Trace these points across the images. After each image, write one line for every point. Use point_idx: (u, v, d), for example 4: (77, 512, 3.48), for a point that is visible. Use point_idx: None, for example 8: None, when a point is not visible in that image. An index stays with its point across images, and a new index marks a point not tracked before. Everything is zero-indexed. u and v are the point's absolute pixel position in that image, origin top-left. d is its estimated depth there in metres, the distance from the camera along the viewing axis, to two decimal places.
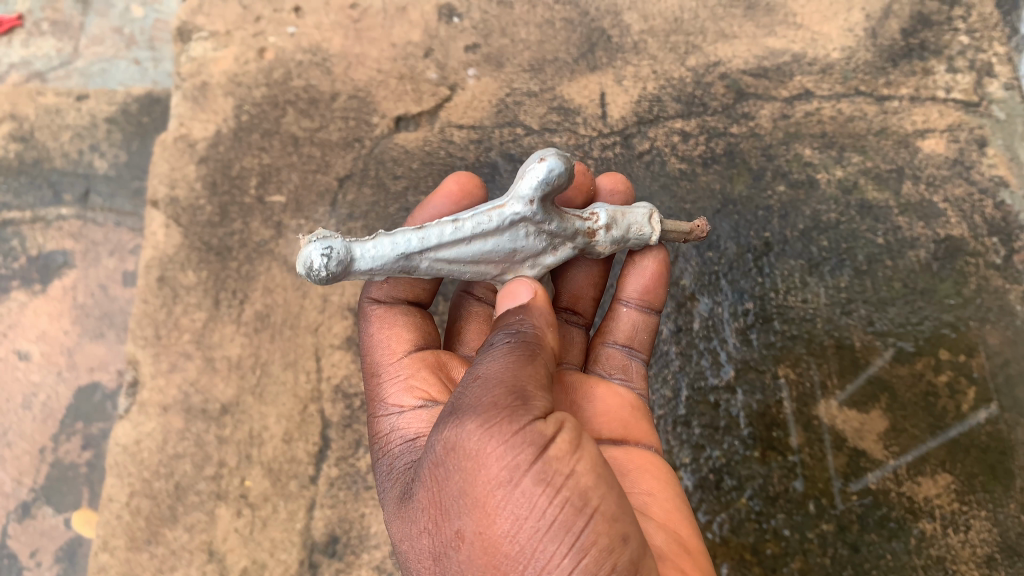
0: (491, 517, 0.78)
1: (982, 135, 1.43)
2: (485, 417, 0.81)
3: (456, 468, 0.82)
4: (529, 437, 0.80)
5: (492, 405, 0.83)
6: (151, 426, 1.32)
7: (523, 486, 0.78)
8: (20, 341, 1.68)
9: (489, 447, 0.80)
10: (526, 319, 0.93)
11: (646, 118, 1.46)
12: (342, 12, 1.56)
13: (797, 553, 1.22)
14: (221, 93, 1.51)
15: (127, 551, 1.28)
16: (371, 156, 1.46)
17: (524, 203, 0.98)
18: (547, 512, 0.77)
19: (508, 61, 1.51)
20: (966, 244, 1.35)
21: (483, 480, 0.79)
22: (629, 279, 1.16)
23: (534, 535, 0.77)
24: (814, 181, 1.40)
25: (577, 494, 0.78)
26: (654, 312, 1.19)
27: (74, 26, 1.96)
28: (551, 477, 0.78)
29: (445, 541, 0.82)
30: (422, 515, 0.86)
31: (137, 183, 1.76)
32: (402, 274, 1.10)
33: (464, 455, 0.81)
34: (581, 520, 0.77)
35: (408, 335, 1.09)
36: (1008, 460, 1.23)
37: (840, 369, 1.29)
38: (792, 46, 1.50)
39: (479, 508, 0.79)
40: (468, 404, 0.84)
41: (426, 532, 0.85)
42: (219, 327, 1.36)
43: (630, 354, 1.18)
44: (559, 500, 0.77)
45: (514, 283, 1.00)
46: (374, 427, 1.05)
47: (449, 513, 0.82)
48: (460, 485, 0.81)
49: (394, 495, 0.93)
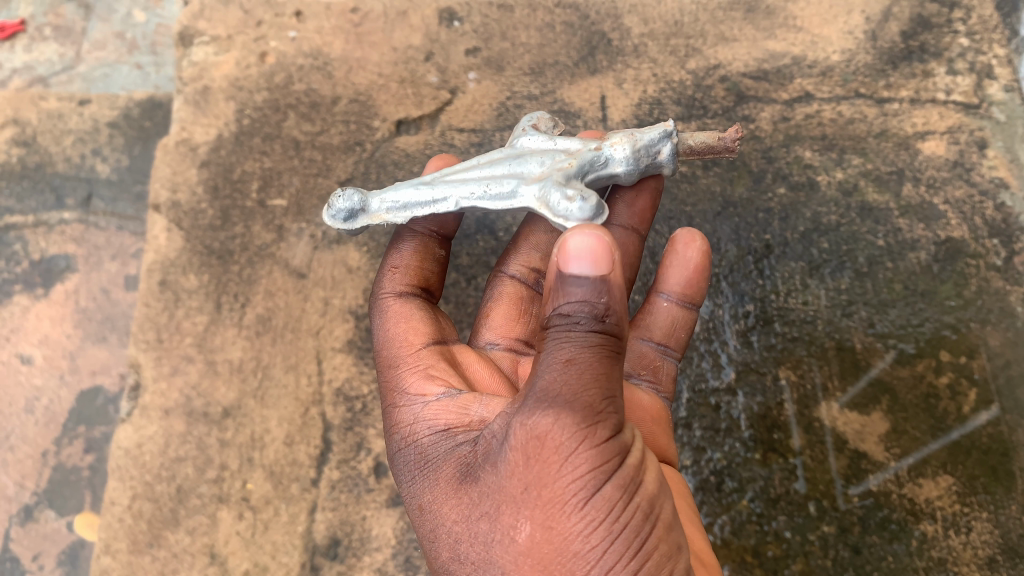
0: (567, 516, 0.79)
1: (982, 137, 1.43)
2: (578, 416, 0.78)
3: (535, 461, 0.80)
4: (615, 442, 0.80)
5: (585, 403, 0.79)
6: (152, 429, 1.33)
7: (603, 490, 0.79)
8: (22, 345, 1.68)
9: (579, 447, 0.78)
10: (612, 302, 0.80)
11: (646, 121, 1.46)
12: (343, 16, 1.56)
13: (799, 555, 1.22)
14: (223, 97, 1.52)
15: (128, 554, 1.28)
16: (372, 160, 1.46)
17: (521, 137, 1.12)
18: (621, 518, 0.79)
19: (508, 64, 1.51)
20: (967, 246, 1.35)
21: (565, 478, 0.78)
22: (671, 272, 1.16)
23: (606, 538, 0.79)
24: (815, 183, 1.40)
25: (647, 503, 0.81)
26: (694, 308, 1.17)
27: (76, 31, 1.96)
28: (628, 483, 0.80)
29: (509, 531, 0.81)
30: (486, 500, 0.84)
31: (138, 188, 1.78)
32: (418, 272, 1.14)
33: (550, 448, 0.79)
34: (648, 527, 0.80)
35: (424, 328, 1.11)
36: (1009, 461, 1.23)
37: (841, 371, 1.29)
38: (792, 49, 1.51)
39: (555, 505, 0.79)
40: (559, 396, 0.79)
41: (486, 518, 0.84)
42: (220, 331, 1.36)
43: (664, 353, 1.17)
44: (631, 507, 0.80)
45: (585, 234, 0.80)
46: (395, 416, 1.04)
47: (518, 505, 0.81)
48: (536, 477, 0.80)
49: (447, 475, 0.91)
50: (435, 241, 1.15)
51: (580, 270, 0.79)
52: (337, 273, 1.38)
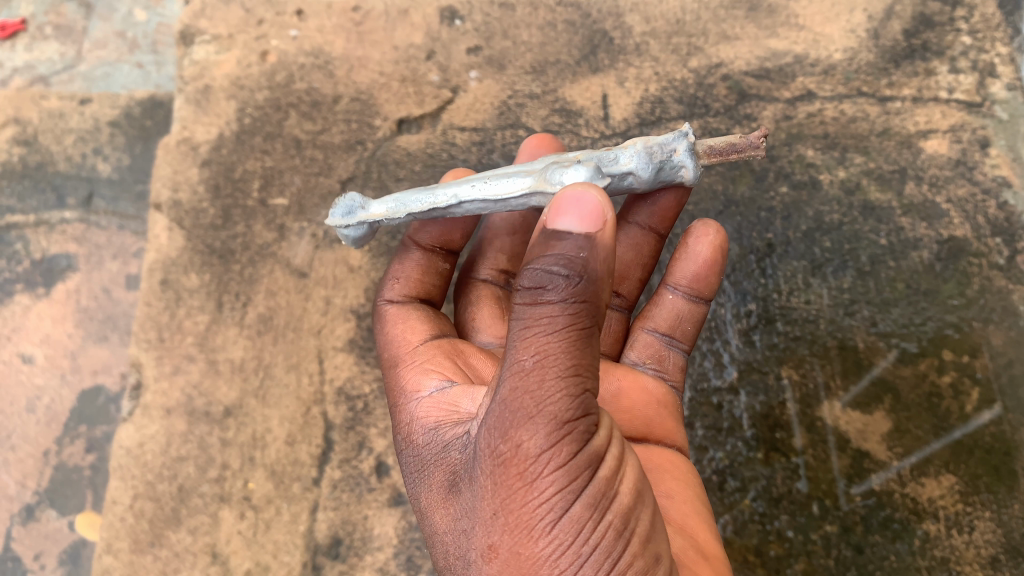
0: (535, 538, 0.78)
1: (985, 135, 1.43)
2: (541, 433, 0.76)
3: (501, 483, 0.78)
4: (584, 457, 0.77)
5: (548, 417, 0.76)
6: (154, 429, 1.32)
7: (573, 510, 0.77)
8: (23, 344, 1.68)
9: (545, 467, 0.76)
10: (588, 261, 0.78)
11: (648, 120, 1.46)
12: (345, 15, 1.56)
13: (801, 555, 1.22)
14: (224, 96, 1.51)
15: (130, 553, 1.28)
16: (373, 159, 1.46)
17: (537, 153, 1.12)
18: (591, 539, 0.77)
19: (510, 63, 1.51)
20: (969, 245, 1.34)
21: (532, 500, 0.77)
22: (679, 265, 1.15)
23: (576, 558, 0.77)
24: (817, 182, 1.40)
25: (620, 520, 0.79)
26: (703, 301, 1.17)
27: (77, 30, 1.96)
28: (599, 502, 0.78)
29: (482, 550, 0.81)
30: (465, 516, 0.84)
31: (139, 187, 1.78)
32: (418, 282, 1.16)
33: (515, 469, 0.77)
34: (622, 545, 0.78)
35: (423, 327, 1.12)
36: (1013, 460, 1.23)
37: (843, 370, 1.28)
38: (794, 47, 1.50)
39: (523, 526, 0.78)
40: (521, 410, 0.77)
41: (465, 534, 0.84)
42: (221, 330, 1.36)
43: (670, 344, 1.18)
44: (602, 527, 0.78)
45: (579, 193, 0.81)
46: (396, 414, 1.04)
47: (489, 526, 0.80)
48: (505, 498, 0.78)
49: (434, 482, 0.91)
50: (440, 255, 1.17)
51: (569, 222, 0.79)
52: (338, 272, 1.38)
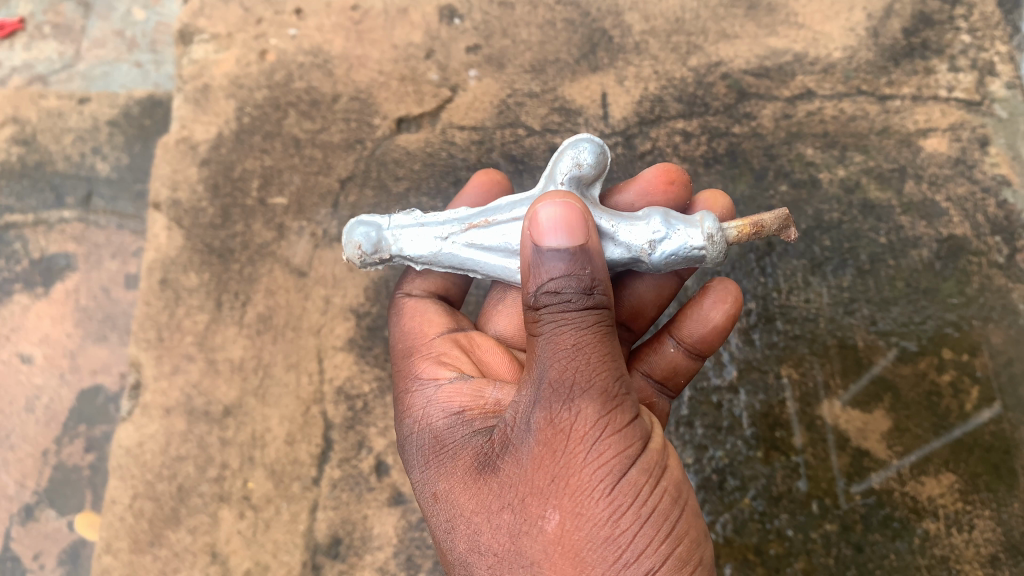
0: (595, 501, 0.80)
1: (984, 134, 1.43)
2: (597, 401, 0.81)
3: (559, 449, 0.81)
4: (635, 427, 0.83)
5: (600, 388, 0.81)
6: (153, 428, 1.32)
7: (630, 474, 0.81)
8: (22, 344, 1.68)
9: (602, 433, 0.81)
10: (595, 271, 0.82)
11: (647, 119, 1.46)
12: (344, 14, 1.56)
13: (801, 553, 1.22)
14: (223, 95, 1.51)
15: (130, 553, 1.28)
16: (373, 158, 1.46)
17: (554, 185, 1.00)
18: (649, 502, 0.81)
19: (509, 62, 1.51)
20: (969, 243, 1.34)
21: (592, 465, 0.80)
22: (687, 322, 1.09)
23: (636, 522, 0.80)
24: (817, 180, 1.40)
25: (672, 486, 0.84)
26: (700, 360, 1.12)
27: (75, 29, 1.96)
28: (652, 468, 0.83)
29: (536, 521, 0.81)
30: (509, 492, 0.84)
31: (138, 186, 1.77)
32: (438, 282, 1.15)
33: (574, 436, 0.81)
34: (676, 509, 0.83)
35: (438, 319, 1.11)
36: (1012, 459, 1.23)
37: (843, 369, 1.28)
38: (794, 46, 1.50)
39: (583, 491, 0.80)
40: (574, 382, 0.81)
41: (510, 509, 0.83)
42: (221, 329, 1.36)
43: (659, 392, 1.13)
44: (658, 491, 0.82)
45: (561, 207, 0.82)
46: (406, 403, 1.03)
47: (545, 494, 0.81)
48: (564, 466, 0.81)
49: (462, 465, 0.90)
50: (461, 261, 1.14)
51: (558, 240, 0.81)
52: (338, 271, 1.38)
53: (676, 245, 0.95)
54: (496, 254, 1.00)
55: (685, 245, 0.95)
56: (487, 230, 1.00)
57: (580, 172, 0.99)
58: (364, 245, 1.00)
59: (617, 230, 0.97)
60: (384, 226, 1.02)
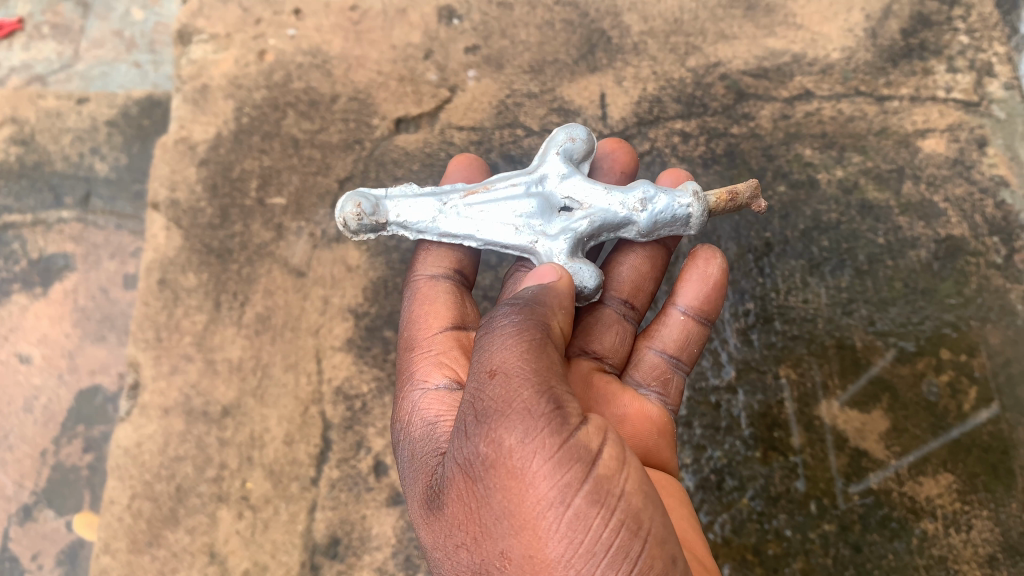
0: (544, 540, 0.77)
1: (982, 134, 1.43)
2: (525, 433, 0.78)
3: (497, 489, 0.79)
4: (577, 455, 0.78)
5: (527, 418, 0.79)
6: (151, 428, 1.32)
7: (575, 508, 0.77)
8: (20, 344, 1.68)
9: (537, 465, 0.77)
10: None
11: (646, 119, 1.46)
12: (343, 14, 1.56)
13: (799, 554, 1.22)
14: (222, 96, 1.51)
15: (128, 553, 1.28)
16: (371, 158, 1.46)
17: (551, 160, 1.07)
18: (603, 536, 0.77)
19: (508, 62, 1.51)
20: (967, 244, 1.35)
21: (531, 500, 0.77)
22: (688, 286, 1.12)
23: (589, 558, 0.76)
24: (815, 181, 1.40)
25: (632, 519, 0.78)
26: (709, 323, 1.15)
27: (75, 29, 1.96)
28: (604, 498, 0.77)
29: (489, 559, 0.80)
30: (460, 530, 0.83)
31: (137, 186, 1.77)
32: (452, 253, 1.14)
33: (507, 471, 0.78)
34: (637, 544, 0.77)
35: (444, 312, 1.11)
36: (1009, 459, 1.23)
37: (841, 369, 1.29)
38: (792, 46, 1.50)
39: (528, 528, 0.77)
40: (502, 415, 0.80)
41: (464, 547, 0.82)
42: (219, 329, 1.36)
43: (674, 365, 1.15)
44: (614, 524, 0.77)
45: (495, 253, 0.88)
46: (398, 405, 1.04)
47: (494, 534, 0.79)
48: (503, 503, 0.78)
49: (420, 501, 0.90)
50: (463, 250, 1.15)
51: None
52: (337, 272, 1.38)
53: (662, 207, 1.02)
54: (491, 220, 1.05)
55: (673, 203, 1.02)
56: (485, 197, 1.06)
57: (573, 146, 1.08)
58: (364, 204, 1.04)
59: (609, 193, 1.04)
60: (384, 195, 1.06)
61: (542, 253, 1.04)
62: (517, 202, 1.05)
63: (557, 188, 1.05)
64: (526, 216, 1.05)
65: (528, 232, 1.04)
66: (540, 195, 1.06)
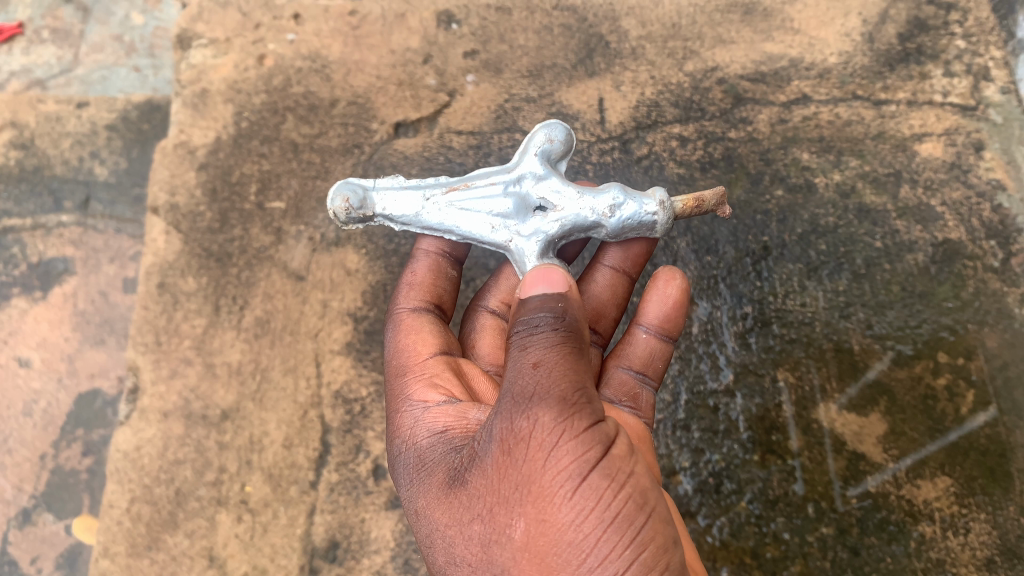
0: (556, 507, 0.79)
1: (979, 139, 1.44)
2: (554, 409, 0.80)
3: (521, 457, 0.81)
4: (596, 433, 0.81)
5: (557, 398, 0.81)
6: (151, 432, 1.32)
7: (590, 479, 0.79)
8: (20, 348, 1.68)
9: (560, 439, 0.79)
10: (566, 305, 0.88)
11: (643, 123, 1.46)
12: (342, 19, 1.57)
13: (798, 556, 1.22)
14: (221, 100, 1.51)
15: (127, 557, 1.28)
16: (370, 163, 1.46)
17: (530, 159, 1.07)
18: (612, 506, 0.79)
19: (506, 67, 1.52)
20: (964, 247, 1.35)
21: (552, 471, 0.79)
22: (650, 306, 1.15)
23: (598, 526, 0.78)
24: (812, 185, 1.40)
25: (639, 493, 0.81)
26: (672, 341, 1.17)
27: (74, 34, 1.96)
28: (615, 473, 0.80)
29: (503, 528, 0.81)
30: (478, 501, 0.84)
31: (136, 190, 1.78)
32: (429, 287, 1.16)
33: (533, 443, 0.80)
34: (642, 517, 0.79)
35: (432, 339, 1.12)
36: (1007, 462, 1.23)
37: (839, 373, 1.29)
38: (790, 51, 1.51)
39: (544, 496, 0.79)
40: (532, 394, 0.82)
41: (479, 519, 0.84)
42: (219, 333, 1.36)
43: (642, 381, 1.16)
44: (622, 496, 0.79)
45: (547, 269, 0.93)
46: (397, 423, 1.04)
47: (510, 502, 0.81)
48: (524, 473, 0.80)
49: (438, 480, 0.91)
50: (447, 260, 1.18)
51: (541, 290, 0.90)
52: (336, 276, 1.38)
53: (631, 215, 1.03)
54: (472, 218, 1.06)
55: (639, 210, 1.03)
56: (467, 195, 1.07)
57: (552, 147, 1.07)
58: (352, 197, 1.05)
59: (581, 197, 1.04)
60: (370, 187, 1.08)
61: (515, 251, 1.05)
62: (495, 201, 1.06)
63: (533, 188, 1.05)
64: (502, 214, 1.05)
65: (504, 230, 1.05)
66: (517, 195, 1.06)
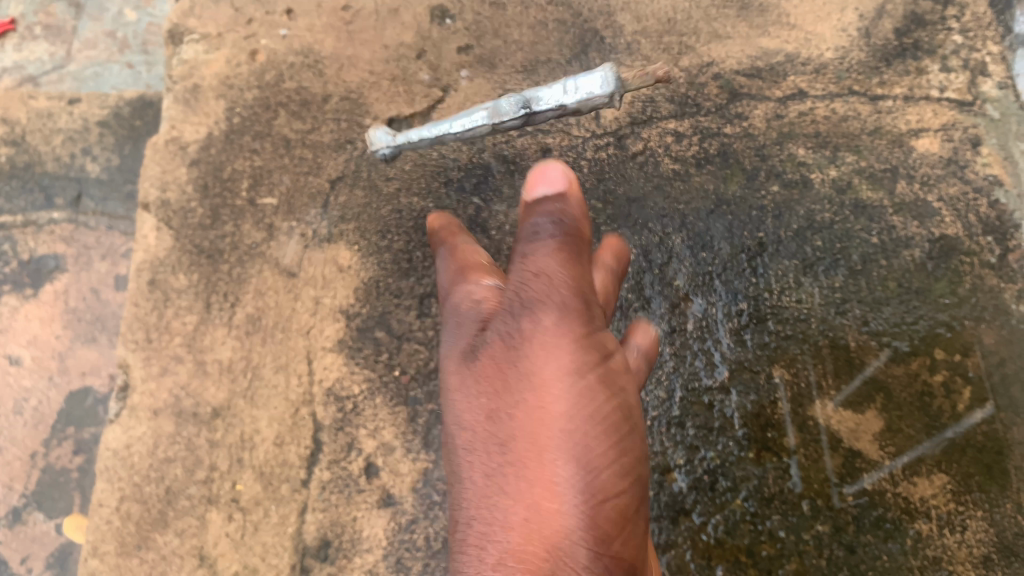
0: (535, 366, 0.81)
1: (976, 134, 1.43)
2: (558, 300, 0.86)
3: (515, 334, 0.85)
4: (588, 325, 0.86)
5: (561, 291, 0.87)
6: (141, 430, 1.31)
7: (571, 349, 0.82)
8: (11, 345, 1.66)
9: (557, 319, 0.84)
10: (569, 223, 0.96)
11: (638, 119, 1.45)
12: (335, 14, 1.55)
13: (793, 554, 1.21)
14: (213, 96, 1.50)
15: (117, 556, 1.27)
16: (363, 159, 1.44)
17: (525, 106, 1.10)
18: (587, 373, 0.81)
19: (500, 62, 1.51)
20: (961, 243, 1.34)
21: (539, 337, 0.83)
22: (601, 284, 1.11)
23: (573, 384, 0.80)
24: (808, 181, 1.39)
25: (618, 378, 0.85)
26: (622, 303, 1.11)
27: (66, 30, 1.95)
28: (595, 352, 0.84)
29: (483, 392, 0.83)
30: (462, 374, 0.87)
31: (128, 186, 1.76)
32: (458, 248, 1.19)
33: (529, 321, 0.85)
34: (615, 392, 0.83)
35: (457, 258, 1.15)
36: (1004, 459, 1.23)
37: (835, 370, 1.28)
38: (786, 46, 1.50)
39: (531, 361, 0.82)
40: (541, 290, 0.88)
41: (459, 390, 0.86)
42: (210, 330, 1.35)
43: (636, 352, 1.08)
44: (600, 371, 0.83)
45: (546, 167, 0.99)
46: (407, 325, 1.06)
47: (500, 369, 0.83)
48: (513, 344, 0.84)
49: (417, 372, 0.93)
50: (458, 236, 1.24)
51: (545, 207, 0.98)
52: (328, 273, 1.37)
53: None
54: None
55: None
56: None
57: None
58: None
59: None
60: None
61: None
62: None
63: None
64: None
65: None
66: None
